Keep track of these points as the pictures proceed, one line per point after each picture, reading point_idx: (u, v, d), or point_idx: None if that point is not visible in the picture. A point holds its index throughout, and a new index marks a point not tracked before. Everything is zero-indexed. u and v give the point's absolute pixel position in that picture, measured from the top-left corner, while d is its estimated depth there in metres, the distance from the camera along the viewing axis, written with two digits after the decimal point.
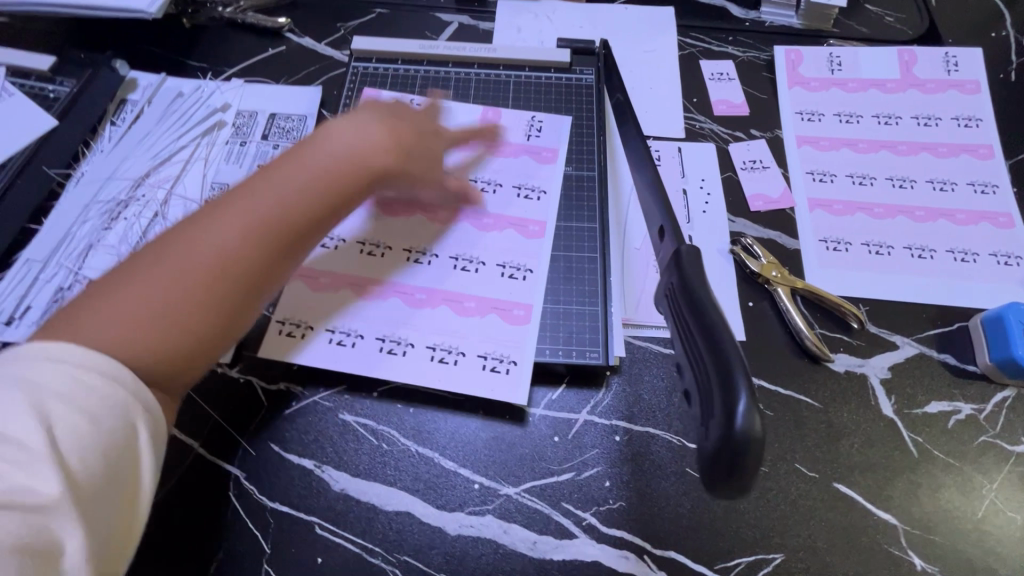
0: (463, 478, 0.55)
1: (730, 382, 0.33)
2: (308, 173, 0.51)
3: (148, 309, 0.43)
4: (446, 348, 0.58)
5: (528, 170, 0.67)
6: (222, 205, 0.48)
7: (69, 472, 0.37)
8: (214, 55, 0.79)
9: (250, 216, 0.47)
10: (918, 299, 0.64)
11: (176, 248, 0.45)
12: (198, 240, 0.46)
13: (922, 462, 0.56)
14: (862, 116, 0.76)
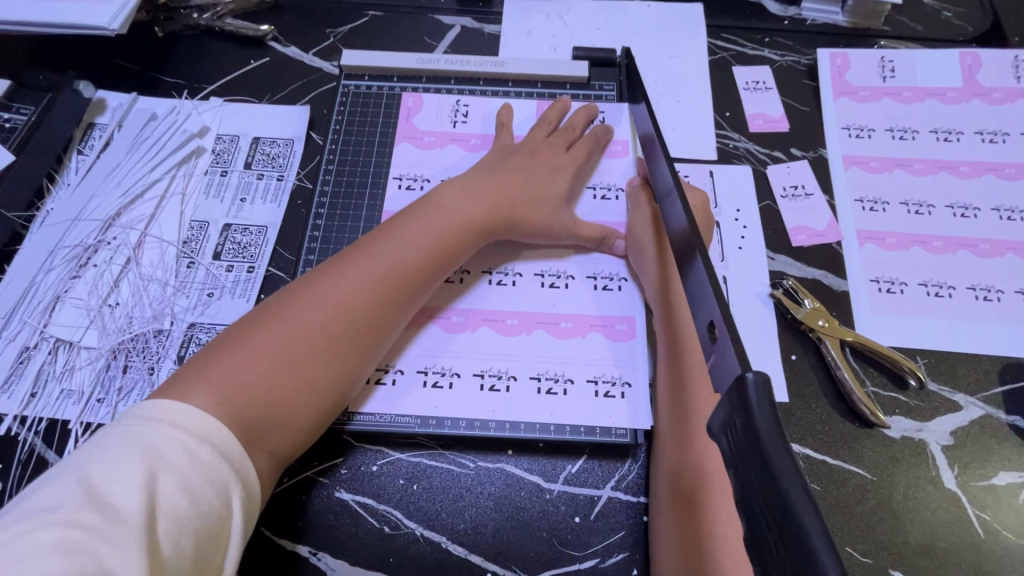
0: (475, 566, 0.49)
1: None
2: (428, 232, 0.53)
3: (277, 361, 0.45)
4: (553, 376, 0.54)
5: (611, 170, 0.63)
6: (349, 261, 0.51)
7: (154, 555, 0.34)
8: (190, 69, 0.71)
9: (374, 274, 0.50)
10: (983, 349, 0.57)
11: (305, 302, 0.48)
12: (328, 296, 0.48)
13: (990, 543, 0.50)
14: (918, 132, 0.67)
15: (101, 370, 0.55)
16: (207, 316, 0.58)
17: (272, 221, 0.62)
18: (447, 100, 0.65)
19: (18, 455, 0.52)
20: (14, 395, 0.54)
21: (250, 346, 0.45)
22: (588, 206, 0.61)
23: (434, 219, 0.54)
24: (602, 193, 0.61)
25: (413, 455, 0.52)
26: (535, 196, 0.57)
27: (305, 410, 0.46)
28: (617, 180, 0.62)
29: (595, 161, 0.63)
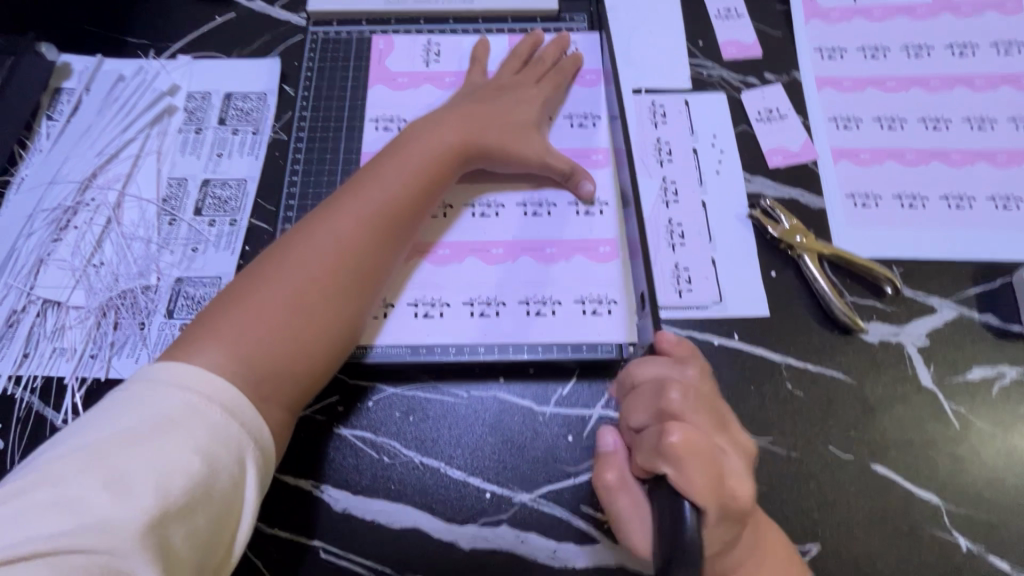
0: (473, 488, 0.51)
1: None
2: (411, 171, 0.53)
3: (285, 313, 0.45)
4: (540, 299, 0.55)
5: (585, 99, 0.63)
6: (337, 207, 0.51)
7: (161, 508, 0.35)
8: (155, 28, 0.70)
9: (366, 218, 0.50)
10: (956, 255, 0.59)
11: (299, 253, 0.48)
12: (322, 244, 0.49)
13: (965, 434, 0.52)
14: (890, 49, 0.67)
15: (92, 328, 0.55)
16: (193, 269, 0.58)
17: (251, 174, 0.62)
18: (421, 40, 0.65)
19: (17, 412, 0.53)
20: (7, 357, 0.54)
21: (252, 303, 0.45)
22: (565, 134, 0.61)
23: (416, 158, 0.54)
24: (578, 122, 0.62)
25: (407, 388, 0.54)
26: (504, 123, 0.58)
27: (320, 355, 0.47)
28: (591, 108, 0.62)
29: (569, 92, 0.63)
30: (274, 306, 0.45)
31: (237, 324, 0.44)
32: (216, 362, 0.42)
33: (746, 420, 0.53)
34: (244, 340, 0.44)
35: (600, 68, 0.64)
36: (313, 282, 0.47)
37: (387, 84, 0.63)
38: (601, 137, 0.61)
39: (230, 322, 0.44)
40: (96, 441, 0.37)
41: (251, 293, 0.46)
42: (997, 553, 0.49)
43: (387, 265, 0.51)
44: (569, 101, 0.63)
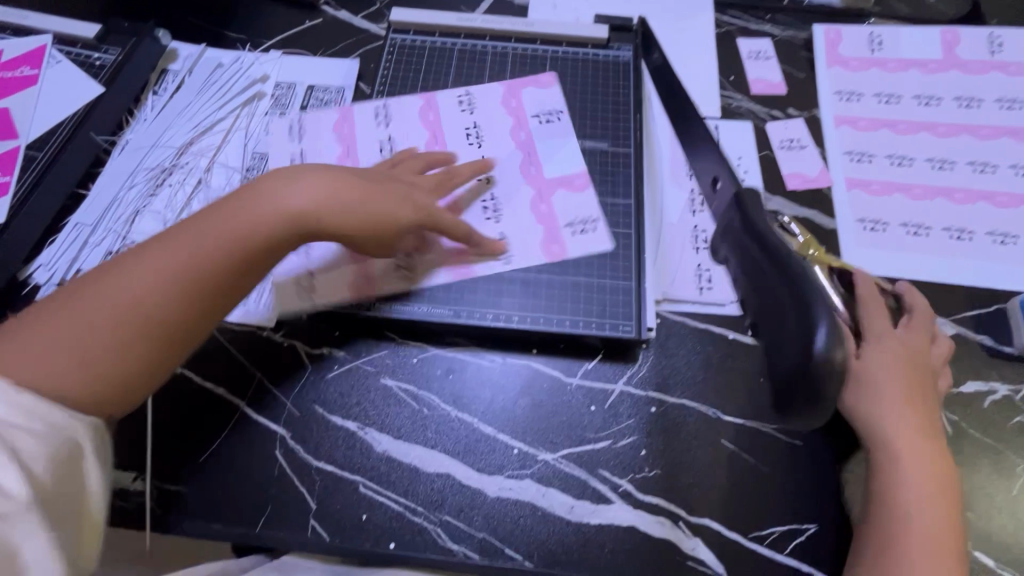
0: (503, 444, 0.56)
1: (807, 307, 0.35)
2: (316, 200, 0.51)
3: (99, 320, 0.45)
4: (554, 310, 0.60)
5: (574, 204, 0.64)
6: (232, 223, 0.49)
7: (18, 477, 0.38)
8: (252, 26, 0.79)
9: (236, 243, 0.48)
10: (956, 280, 0.64)
11: (179, 259, 0.47)
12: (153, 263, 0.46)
13: (957, 440, 0.57)
14: (902, 97, 0.75)
15: None
16: None
17: (307, 148, 0.67)
18: (475, 93, 0.70)
19: None
20: None
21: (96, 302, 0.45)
22: (551, 221, 0.63)
23: (302, 189, 0.51)
24: (580, 227, 0.63)
25: (450, 350, 0.60)
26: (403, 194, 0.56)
27: (142, 376, 0.46)
28: (588, 210, 0.63)
29: (550, 202, 0.64)
30: (81, 330, 0.44)
31: (43, 346, 0.43)
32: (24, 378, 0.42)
33: (755, 408, 0.58)
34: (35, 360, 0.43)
35: (584, 169, 0.65)
36: (112, 308, 0.45)
37: (424, 99, 0.70)
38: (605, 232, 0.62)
39: (48, 341, 0.43)
40: None
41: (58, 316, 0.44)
42: (983, 550, 0.53)
43: (233, 292, 0.49)
44: (562, 209, 0.64)
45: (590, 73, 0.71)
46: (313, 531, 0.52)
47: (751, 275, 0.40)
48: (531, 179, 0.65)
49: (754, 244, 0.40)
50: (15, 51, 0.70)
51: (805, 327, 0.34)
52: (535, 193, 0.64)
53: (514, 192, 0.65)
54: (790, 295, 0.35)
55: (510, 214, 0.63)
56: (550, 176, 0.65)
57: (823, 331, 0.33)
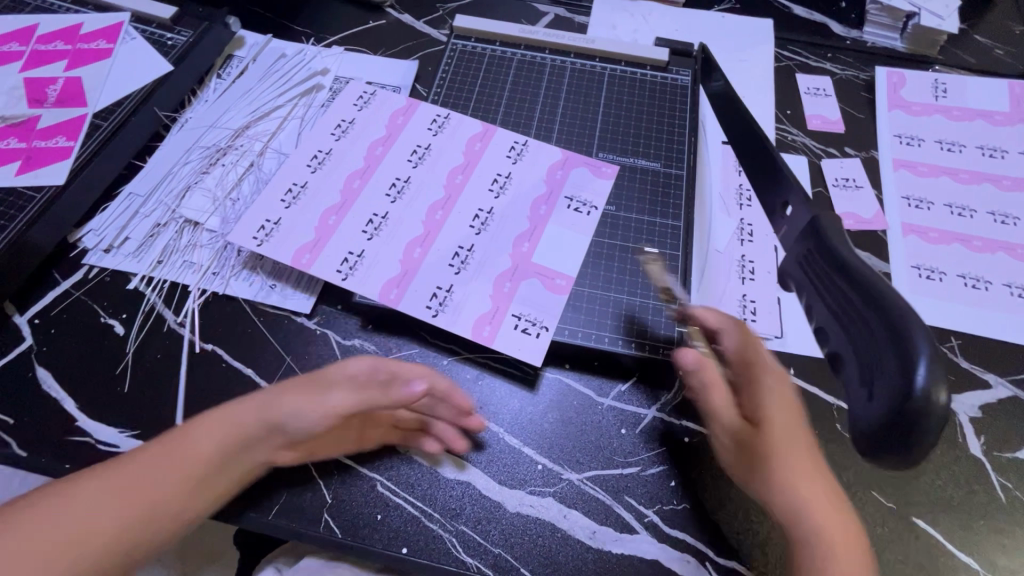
0: (527, 457, 0.54)
1: (907, 343, 0.30)
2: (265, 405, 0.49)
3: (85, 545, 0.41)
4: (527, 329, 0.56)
5: (540, 299, 0.58)
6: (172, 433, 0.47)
7: None
8: (317, 22, 0.82)
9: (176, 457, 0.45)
10: (1016, 340, 0.61)
11: (113, 494, 0.43)
12: (105, 494, 0.43)
13: (1010, 508, 0.53)
14: (966, 146, 0.73)
15: (219, 250, 0.63)
16: None
17: (336, 148, 0.66)
18: (518, 140, 0.67)
19: (142, 307, 0.60)
20: (144, 260, 0.62)
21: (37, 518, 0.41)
22: (496, 309, 0.57)
23: (274, 398, 0.49)
24: (522, 326, 0.57)
25: (483, 356, 0.59)
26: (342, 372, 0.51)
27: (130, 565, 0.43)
28: (543, 315, 0.57)
29: (518, 285, 0.58)
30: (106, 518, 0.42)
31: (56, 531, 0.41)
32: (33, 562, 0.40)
33: None
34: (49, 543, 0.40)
35: (572, 275, 0.59)
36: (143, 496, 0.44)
37: (481, 127, 0.68)
38: (540, 353, 0.55)
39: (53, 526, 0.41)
40: None
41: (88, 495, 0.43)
42: None
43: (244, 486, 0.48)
44: (523, 299, 0.58)
45: (646, 95, 0.71)
46: (326, 525, 0.51)
47: (828, 298, 0.37)
48: (517, 253, 0.60)
49: (826, 267, 0.38)
50: (94, 25, 0.73)
51: (892, 358, 0.31)
52: (511, 270, 0.59)
53: (491, 261, 0.60)
54: (879, 323, 0.32)
55: (472, 274, 0.59)
56: (537, 260, 0.60)
57: (923, 370, 0.29)
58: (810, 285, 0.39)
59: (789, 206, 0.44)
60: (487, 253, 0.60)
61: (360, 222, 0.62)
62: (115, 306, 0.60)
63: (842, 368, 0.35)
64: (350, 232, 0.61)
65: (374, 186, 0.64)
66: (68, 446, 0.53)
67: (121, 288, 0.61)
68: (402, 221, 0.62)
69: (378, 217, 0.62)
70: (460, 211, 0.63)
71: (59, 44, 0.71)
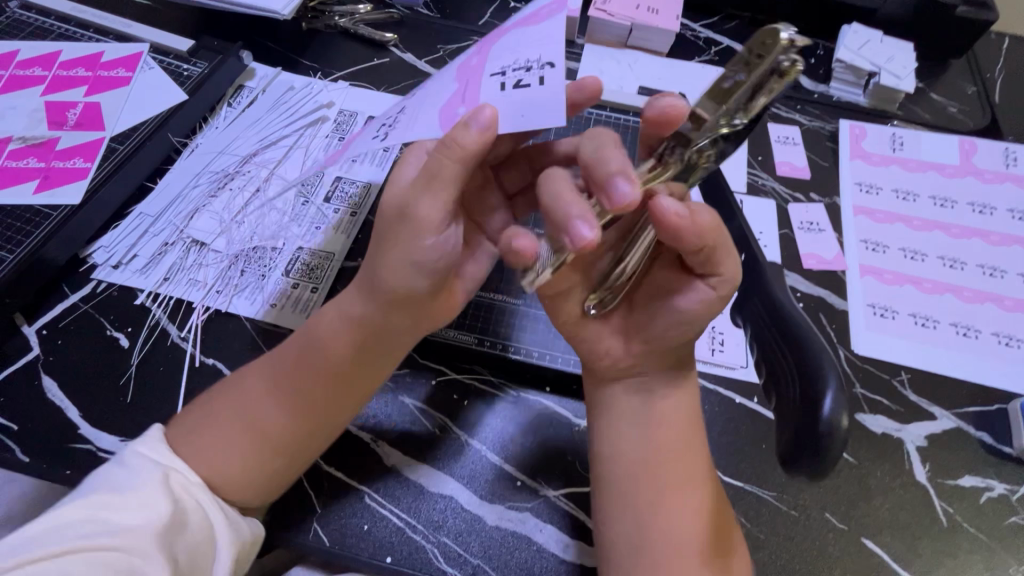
0: (507, 474, 0.57)
1: (823, 388, 0.43)
2: (349, 318, 0.48)
3: (239, 451, 0.48)
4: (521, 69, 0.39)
5: (522, 43, 0.41)
6: (278, 358, 0.51)
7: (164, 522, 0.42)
8: (325, 58, 0.87)
9: (283, 382, 0.49)
10: (960, 376, 0.66)
11: (242, 406, 0.49)
12: (240, 406, 0.49)
13: (952, 532, 0.58)
14: (919, 196, 0.80)
15: (223, 269, 0.67)
16: (313, 242, 0.69)
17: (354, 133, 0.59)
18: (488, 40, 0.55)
19: (148, 322, 0.63)
20: (151, 277, 0.66)
21: (200, 423, 0.49)
22: (468, 90, 0.41)
23: (355, 311, 0.48)
24: (514, 80, 0.39)
25: (468, 377, 0.62)
26: (406, 255, 0.43)
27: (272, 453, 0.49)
28: (538, 48, 0.39)
29: (485, 56, 0.43)
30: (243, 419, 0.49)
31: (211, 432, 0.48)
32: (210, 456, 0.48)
33: (754, 472, 0.59)
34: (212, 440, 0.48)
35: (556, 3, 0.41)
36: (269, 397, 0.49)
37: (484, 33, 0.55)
38: (558, 84, 0.37)
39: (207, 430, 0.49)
40: (116, 485, 0.43)
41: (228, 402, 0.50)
42: None
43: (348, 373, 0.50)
44: (497, 58, 0.41)
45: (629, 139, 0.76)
46: (315, 535, 0.54)
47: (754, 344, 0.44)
48: (475, 57, 0.43)
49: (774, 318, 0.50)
50: (114, 54, 0.77)
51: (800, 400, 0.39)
52: (468, 70, 0.43)
53: (444, 88, 0.43)
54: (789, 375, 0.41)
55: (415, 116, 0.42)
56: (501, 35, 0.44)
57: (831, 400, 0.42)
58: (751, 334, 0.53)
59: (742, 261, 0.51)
60: (457, 80, 0.43)
61: (376, 130, 0.46)
62: (122, 320, 0.63)
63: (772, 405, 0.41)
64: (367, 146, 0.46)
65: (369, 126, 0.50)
66: (70, 453, 0.56)
67: (129, 303, 0.64)
68: (411, 108, 0.44)
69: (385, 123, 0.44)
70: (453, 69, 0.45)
71: (80, 71, 0.75)
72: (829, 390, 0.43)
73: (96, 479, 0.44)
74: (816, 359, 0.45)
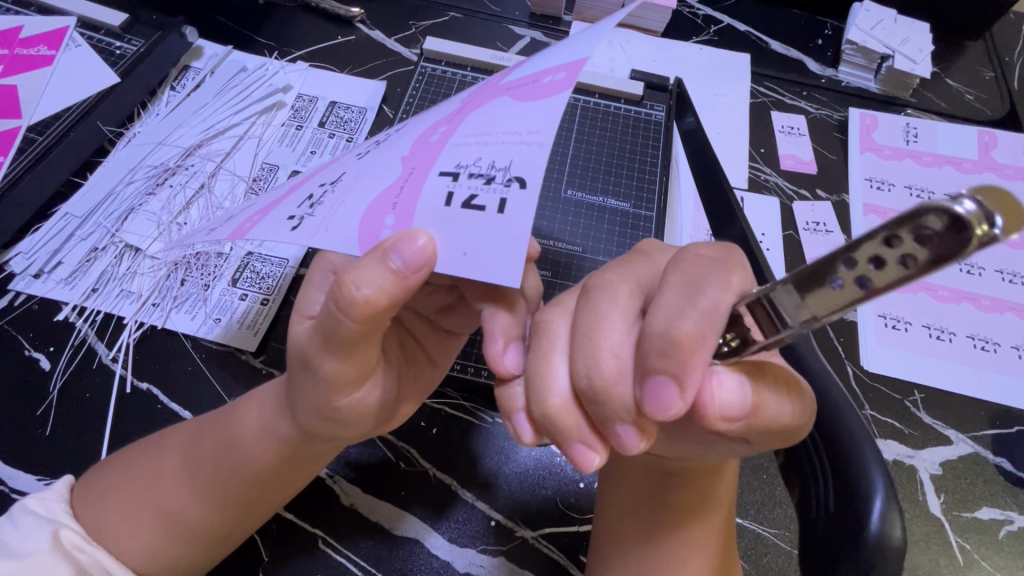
0: (480, 513, 0.51)
1: (862, 475, 0.31)
2: (280, 433, 0.44)
3: (164, 552, 0.43)
4: (485, 168, 0.29)
5: (502, 127, 0.30)
6: (201, 455, 0.44)
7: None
8: (283, 35, 0.78)
9: (213, 484, 0.44)
10: (978, 394, 0.61)
11: (161, 496, 0.44)
12: (164, 499, 0.44)
13: (968, 570, 0.52)
14: (934, 193, 0.73)
15: (161, 279, 0.59)
16: (265, 247, 0.61)
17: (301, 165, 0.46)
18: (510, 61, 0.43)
19: (71, 340, 0.55)
20: (77, 287, 0.58)
21: (115, 511, 0.43)
22: (406, 188, 0.31)
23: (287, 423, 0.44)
24: (466, 191, 0.29)
25: (437, 402, 0.56)
26: (318, 404, 0.40)
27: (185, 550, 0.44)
28: (513, 148, 0.29)
29: (455, 130, 0.32)
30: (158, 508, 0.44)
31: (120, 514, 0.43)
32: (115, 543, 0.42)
33: (756, 506, 0.53)
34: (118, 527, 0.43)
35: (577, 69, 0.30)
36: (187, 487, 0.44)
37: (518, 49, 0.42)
38: (523, 211, 0.27)
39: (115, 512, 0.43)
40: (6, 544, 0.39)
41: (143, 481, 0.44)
42: None
43: (279, 473, 0.45)
44: (466, 141, 0.31)
45: (619, 131, 0.69)
46: None
47: None
48: (449, 123, 0.33)
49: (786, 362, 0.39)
50: (36, 29, 0.68)
51: (831, 487, 0.32)
52: (434, 142, 0.32)
53: (390, 160, 0.33)
54: (822, 439, 0.34)
55: (344, 192, 0.33)
56: (504, 88, 0.34)
57: (879, 505, 0.30)
58: None
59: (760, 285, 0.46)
60: (413, 154, 0.33)
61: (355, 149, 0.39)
62: (42, 338, 0.55)
63: (790, 481, 0.36)
64: (296, 195, 0.36)
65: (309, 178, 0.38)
66: None
67: (50, 318, 0.56)
68: (356, 175, 0.34)
69: (319, 192, 0.34)
70: (426, 130, 0.35)
71: None
72: (876, 477, 0.31)
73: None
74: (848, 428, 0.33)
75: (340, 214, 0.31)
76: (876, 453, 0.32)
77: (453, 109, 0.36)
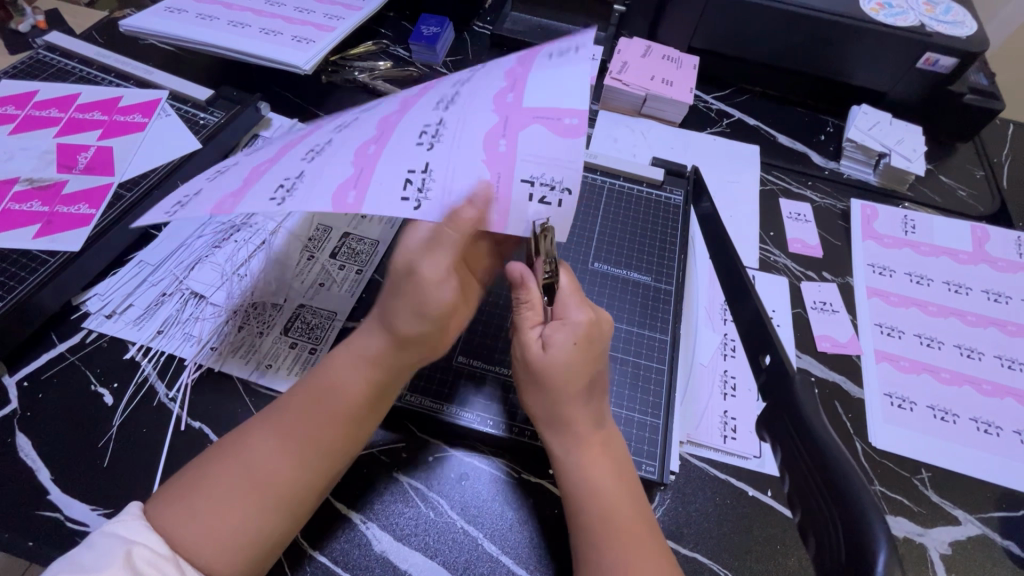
0: (504, 567, 0.53)
1: (867, 529, 0.33)
2: (366, 358, 0.51)
3: (267, 520, 0.46)
4: (547, 181, 0.45)
5: (546, 146, 0.44)
6: (282, 412, 0.50)
7: None
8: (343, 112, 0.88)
9: (294, 429, 0.49)
10: (984, 477, 0.63)
11: (241, 462, 0.47)
12: (255, 464, 0.47)
13: None
14: (933, 281, 0.79)
15: (220, 325, 0.64)
16: (316, 300, 0.67)
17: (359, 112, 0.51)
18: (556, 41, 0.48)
19: (135, 378, 0.60)
20: (144, 329, 0.63)
21: (196, 488, 0.45)
22: (498, 186, 0.45)
23: (367, 358, 0.51)
24: (539, 193, 0.45)
25: (467, 455, 0.59)
26: (414, 305, 0.48)
27: (267, 504, 0.46)
28: (563, 169, 0.44)
29: (516, 138, 0.45)
30: (238, 473, 0.46)
31: (203, 487, 0.45)
32: (196, 516, 0.44)
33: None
34: (199, 497, 0.45)
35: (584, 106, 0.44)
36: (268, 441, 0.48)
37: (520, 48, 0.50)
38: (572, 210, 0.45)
39: (197, 486, 0.45)
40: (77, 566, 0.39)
41: (224, 451, 0.48)
42: None
43: (359, 407, 0.51)
44: (525, 153, 0.44)
45: (641, 212, 0.76)
46: None
47: (788, 461, 0.43)
48: (502, 106, 0.46)
49: (799, 434, 0.42)
50: (133, 100, 0.78)
51: (845, 546, 0.35)
52: (499, 124, 0.45)
53: (466, 140, 0.45)
54: (830, 498, 0.37)
55: (440, 157, 0.44)
56: (528, 103, 0.45)
57: (883, 561, 0.32)
58: (790, 475, 0.42)
59: (771, 358, 0.50)
60: (489, 158, 0.45)
61: (428, 105, 0.48)
62: (108, 374, 0.60)
63: (808, 543, 0.39)
64: (400, 150, 0.45)
65: (384, 141, 0.46)
66: (35, 521, 0.51)
67: (118, 357, 0.62)
68: (449, 143, 0.45)
69: (417, 173, 0.44)
70: (488, 126, 0.45)
71: (96, 114, 0.75)
72: (877, 529, 0.33)
73: (62, 562, 0.40)
74: (853, 486, 0.36)
75: (456, 194, 0.44)
76: (878, 508, 0.34)
77: (494, 113, 0.46)
